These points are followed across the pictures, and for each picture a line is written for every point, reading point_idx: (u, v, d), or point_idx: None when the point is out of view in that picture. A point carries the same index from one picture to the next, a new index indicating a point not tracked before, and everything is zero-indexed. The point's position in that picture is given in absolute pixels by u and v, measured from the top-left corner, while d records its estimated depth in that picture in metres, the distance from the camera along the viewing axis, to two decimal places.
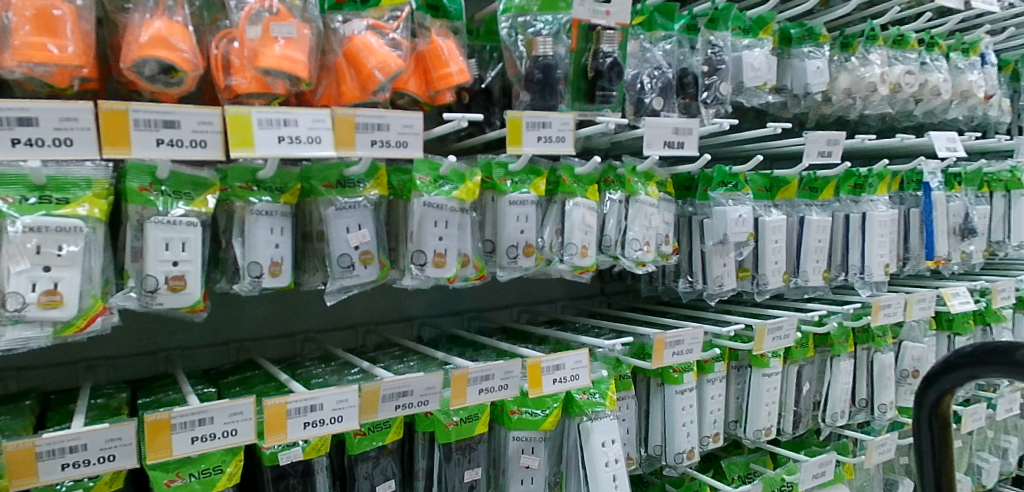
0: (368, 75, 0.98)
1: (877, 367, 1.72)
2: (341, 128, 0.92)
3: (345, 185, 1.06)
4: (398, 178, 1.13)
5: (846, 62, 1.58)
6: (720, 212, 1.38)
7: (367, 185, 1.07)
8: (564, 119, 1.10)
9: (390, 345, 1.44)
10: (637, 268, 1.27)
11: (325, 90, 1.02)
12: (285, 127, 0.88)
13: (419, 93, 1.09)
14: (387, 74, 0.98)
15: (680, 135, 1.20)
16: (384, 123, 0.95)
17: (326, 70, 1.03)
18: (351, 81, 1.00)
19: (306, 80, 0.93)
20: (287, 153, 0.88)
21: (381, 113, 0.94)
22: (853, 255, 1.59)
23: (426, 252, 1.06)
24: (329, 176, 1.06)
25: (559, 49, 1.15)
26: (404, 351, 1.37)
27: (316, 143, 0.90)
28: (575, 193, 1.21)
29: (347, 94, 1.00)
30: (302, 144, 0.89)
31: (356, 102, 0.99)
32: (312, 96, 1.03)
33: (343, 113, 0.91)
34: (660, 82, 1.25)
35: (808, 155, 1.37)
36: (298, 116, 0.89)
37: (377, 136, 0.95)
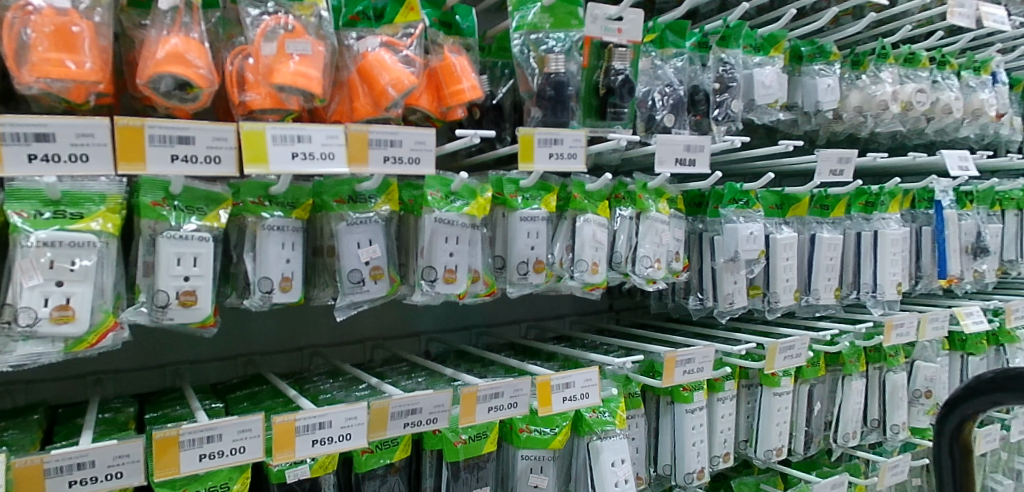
0: (381, 91, 0.99)
1: (889, 387, 1.71)
2: (354, 144, 0.92)
3: (356, 200, 1.06)
4: (409, 193, 1.13)
5: (857, 80, 1.58)
6: (731, 229, 1.38)
7: (378, 200, 1.07)
8: (575, 136, 1.09)
9: (398, 360, 1.43)
10: (647, 285, 1.26)
11: (338, 105, 1.03)
12: (298, 143, 0.88)
13: (430, 109, 1.10)
14: (400, 90, 0.98)
15: (691, 151, 1.18)
16: (397, 140, 0.95)
17: (339, 86, 1.04)
18: (364, 98, 1.00)
19: (321, 96, 0.94)
20: (301, 170, 0.88)
21: (394, 129, 0.95)
22: (865, 273, 1.58)
23: (436, 269, 1.05)
24: (341, 191, 1.06)
25: (571, 66, 1.16)
26: (412, 367, 1.37)
27: (330, 160, 0.90)
28: (586, 209, 1.20)
29: (360, 110, 1.01)
30: (316, 160, 0.89)
31: (369, 118, 1.00)
32: (325, 112, 1.04)
33: (356, 129, 0.92)
34: (672, 99, 1.25)
35: (819, 174, 1.36)
36: (312, 133, 0.89)
37: (390, 152, 0.95)
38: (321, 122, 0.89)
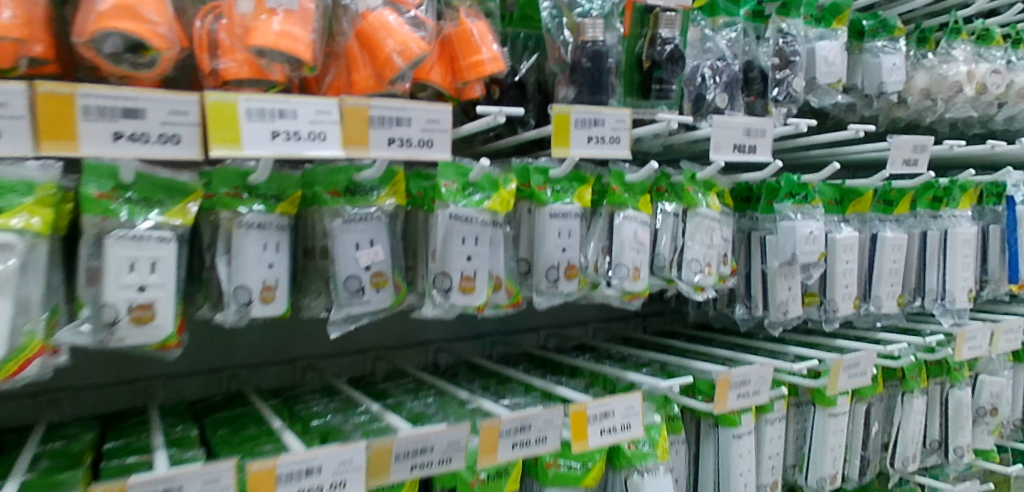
0: (385, 60, 0.81)
1: (953, 406, 1.53)
2: (352, 121, 0.74)
3: (355, 193, 0.88)
4: (417, 184, 0.96)
5: (924, 61, 1.41)
6: (788, 228, 1.20)
7: (381, 192, 0.90)
8: (619, 116, 0.90)
9: (403, 375, 1.27)
10: (694, 293, 1.08)
11: (334, 79, 0.85)
12: (281, 119, 0.69)
13: (444, 85, 0.92)
14: (408, 59, 0.80)
15: (751, 137, 1.00)
16: (404, 117, 0.77)
17: (334, 57, 0.86)
18: (365, 69, 0.82)
19: (312, 65, 0.75)
20: (284, 154, 0.70)
21: (400, 104, 0.77)
22: (931, 279, 1.40)
23: (450, 278, 0.87)
24: (336, 182, 0.88)
25: (611, 34, 0.97)
26: (418, 384, 1.20)
27: (319, 141, 0.72)
28: (626, 204, 1.02)
29: (359, 84, 0.83)
30: (303, 141, 0.71)
31: (371, 94, 0.82)
32: (318, 87, 0.86)
33: (353, 103, 0.74)
34: (725, 76, 1.07)
35: (892, 165, 1.18)
36: (299, 106, 0.70)
37: (396, 133, 0.77)
38: (310, 95, 0.71)
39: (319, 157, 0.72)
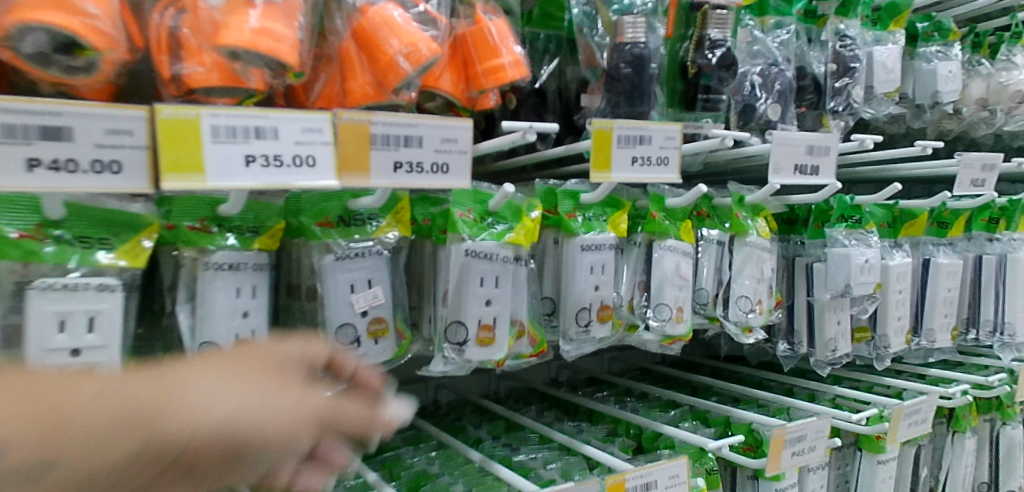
0: (387, 65, 0.66)
1: (1005, 446, 1.40)
2: (349, 142, 0.60)
3: (350, 224, 0.73)
4: (423, 210, 0.81)
5: (981, 68, 1.28)
6: (842, 255, 1.05)
7: (382, 221, 0.75)
8: (667, 132, 0.75)
9: (399, 419, 1.13)
10: (743, 336, 0.93)
11: (326, 87, 0.70)
12: (257, 140, 0.54)
13: (455, 93, 0.76)
14: (416, 64, 0.65)
15: (815, 156, 0.87)
16: (414, 136, 0.63)
17: (327, 60, 0.70)
18: (364, 75, 0.67)
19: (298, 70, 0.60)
20: (262, 185, 0.55)
21: (410, 120, 0.62)
22: (986, 308, 1.27)
23: (465, 328, 0.72)
24: (327, 210, 0.73)
25: (653, 38, 0.83)
26: (418, 433, 1.05)
27: (308, 167, 0.57)
28: (667, 232, 0.87)
29: (355, 93, 0.68)
30: (287, 168, 0.56)
31: (371, 104, 0.67)
32: (307, 97, 0.71)
33: (350, 119, 0.59)
34: (779, 84, 0.93)
35: (959, 187, 1.06)
36: (281, 123, 0.55)
37: (403, 155, 0.63)
38: (296, 109, 0.56)
39: (307, 189, 0.57)
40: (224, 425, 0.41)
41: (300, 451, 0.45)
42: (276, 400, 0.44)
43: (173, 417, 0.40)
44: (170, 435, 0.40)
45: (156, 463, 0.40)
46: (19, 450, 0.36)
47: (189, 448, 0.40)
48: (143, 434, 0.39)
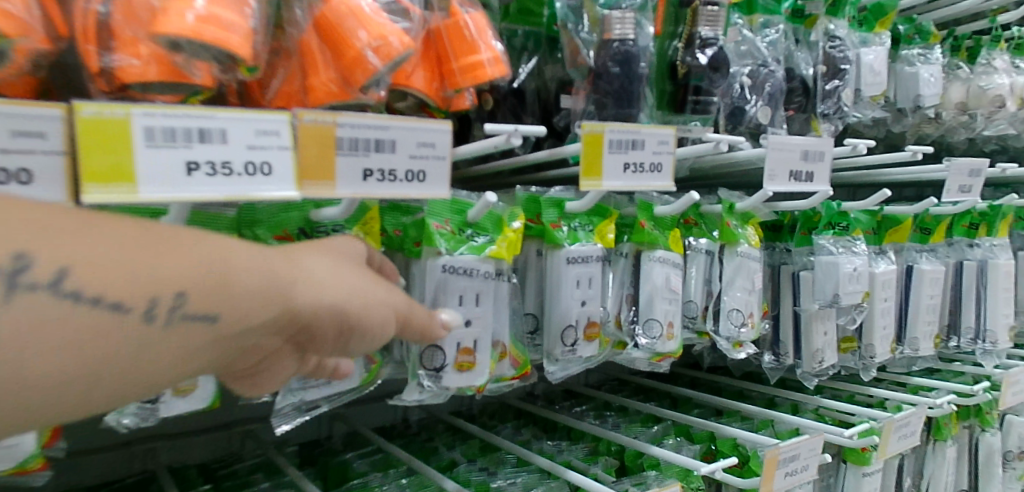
0: (353, 60, 0.59)
1: (984, 453, 1.38)
2: (310, 146, 0.53)
3: (311, 236, 0.67)
4: (393, 220, 0.74)
5: (960, 71, 1.28)
6: (830, 264, 1.01)
7: (349, 233, 0.68)
8: (661, 136, 0.70)
9: (365, 441, 1.05)
10: (733, 351, 0.89)
11: (284, 83, 0.62)
12: (200, 144, 0.47)
13: (428, 92, 0.68)
14: (386, 59, 0.58)
15: (809, 161, 0.83)
16: (384, 140, 0.56)
17: (285, 54, 0.63)
18: (327, 71, 0.60)
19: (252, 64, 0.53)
20: (209, 197, 0.48)
21: (381, 120, 0.55)
22: (968, 315, 1.25)
23: (444, 354, 0.66)
24: (285, 221, 0.67)
25: (644, 32, 0.78)
26: (387, 457, 0.98)
27: (263, 176, 0.50)
28: (656, 243, 0.81)
29: (318, 91, 0.60)
30: (237, 177, 0.49)
31: (336, 104, 0.60)
32: (262, 95, 0.63)
33: (312, 120, 0.52)
34: (769, 85, 0.89)
35: (949, 192, 1.03)
36: (230, 124, 0.48)
37: (373, 162, 0.56)
38: (248, 108, 0.49)
39: (262, 200, 0.50)
40: (337, 304, 0.49)
41: (383, 339, 0.54)
42: (371, 291, 0.52)
43: (302, 295, 0.47)
44: (300, 307, 0.47)
45: (283, 327, 0.46)
46: (197, 301, 0.41)
47: (313, 318, 0.48)
48: (284, 297, 0.46)
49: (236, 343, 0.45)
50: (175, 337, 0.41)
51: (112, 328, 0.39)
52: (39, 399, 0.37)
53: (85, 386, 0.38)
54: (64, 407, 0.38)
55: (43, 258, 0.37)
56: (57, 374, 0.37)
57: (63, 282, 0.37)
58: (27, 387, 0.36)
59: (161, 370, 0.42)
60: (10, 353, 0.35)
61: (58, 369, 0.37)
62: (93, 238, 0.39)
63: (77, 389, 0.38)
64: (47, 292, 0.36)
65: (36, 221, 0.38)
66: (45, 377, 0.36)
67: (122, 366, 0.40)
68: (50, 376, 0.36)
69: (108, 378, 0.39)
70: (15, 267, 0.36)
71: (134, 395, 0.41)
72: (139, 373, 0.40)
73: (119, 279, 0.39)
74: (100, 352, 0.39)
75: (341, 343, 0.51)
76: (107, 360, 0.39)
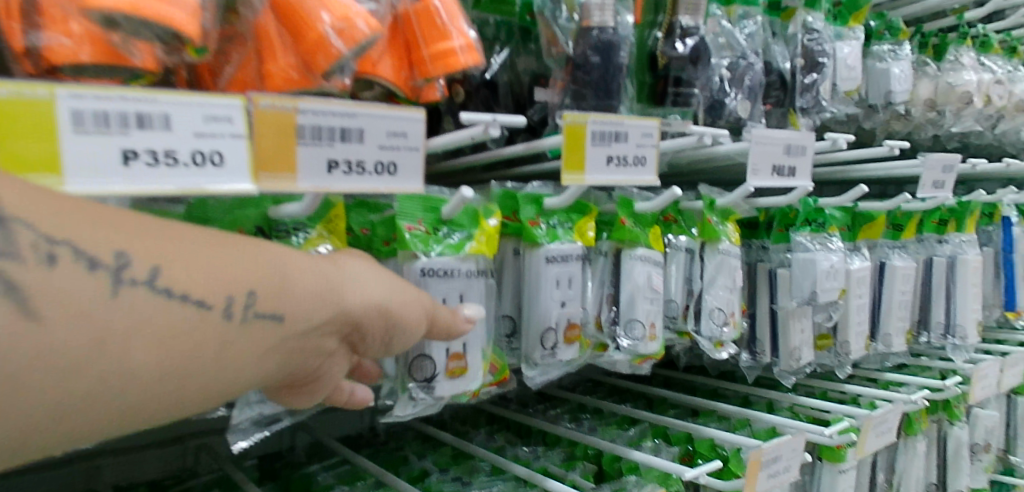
0: (314, 44, 0.54)
1: (953, 446, 1.39)
2: (266, 134, 0.48)
3: (270, 235, 0.63)
4: (359, 217, 0.69)
5: (928, 68, 1.27)
6: (807, 261, 1.00)
7: (312, 232, 0.63)
8: (645, 128, 0.67)
9: (330, 452, 1.00)
10: (715, 351, 0.86)
11: (238, 70, 0.56)
12: (139, 130, 0.42)
13: (397, 82, 0.63)
14: (351, 43, 0.54)
15: (791, 156, 0.81)
16: (351, 129, 0.51)
17: (238, 40, 0.56)
18: (286, 55, 0.56)
19: (199, 44, 0.47)
20: (150, 189, 0.43)
21: (347, 108, 0.51)
22: (938, 311, 1.25)
23: (433, 364, 0.63)
24: (241, 219, 0.61)
25: (622, 20, 0.74)
26: (353, 469, 0.92)
27: (212, 167, 0.45)
28: (637, 240, 0.78)
29: (275, 78, 0.56)
30: (183, 167, 0.44)
31: (296, 92, 0.55)
32: (214, 83, 0.57)
33: (268, 105, 0.48)
34: (748, 78, 0.87)
35: (923, 187, 1.03)
36: (174, 109, 0.44)
37: (339, 152, 0.51)
38: (195, 91, 0.44)
39: (211, 194, 0.45)
40: (385, 301, 0.51)
41: (420, 337, 0.55)
42: (410, 289, 0.54)
43: (354, 295, 0.49)
44: (355, 307, 0.49)
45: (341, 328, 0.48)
46: (266, 300, 0.43)
47: (367, 315, 0.50)
48: (339, 298, 0.48)
49: (301, 344, 0.46)
50: (249, 335, 0.43)
51: (196, 325, 0.40)
52: (135, 397, 0.38)
53: (176, 383, 0.39)
54: (156, 405, 0.39)
55: (135, 255, 0.38)
56: (152, 369, 0.38)
57: (156, 279, 0.38)
58: (127, 381, 0.37)
59: (238, 370, 0.43)
60: (111, 350, 0.36)
61: (154, 364, 0.38)
62: (174, 242, 0.41)
63: (167, 386, 0.39)
64: (145, 288, 0.38)
65: (114, 224, 0.39)
66: (142, 372, 0.38)
67: (207, 366, 0.41)
68: (146, 371, 0.38)
69: (196, 376, 0.40)
70: (116, 264, 0.37)
71: (215, 395, 0.42)
72: (222, 373, 0.42)
73: (201, 279, 0.40)
74: (188, 352, 0.40)
75: (387, 341, 0.53)
76: (195, 359, 0.40)
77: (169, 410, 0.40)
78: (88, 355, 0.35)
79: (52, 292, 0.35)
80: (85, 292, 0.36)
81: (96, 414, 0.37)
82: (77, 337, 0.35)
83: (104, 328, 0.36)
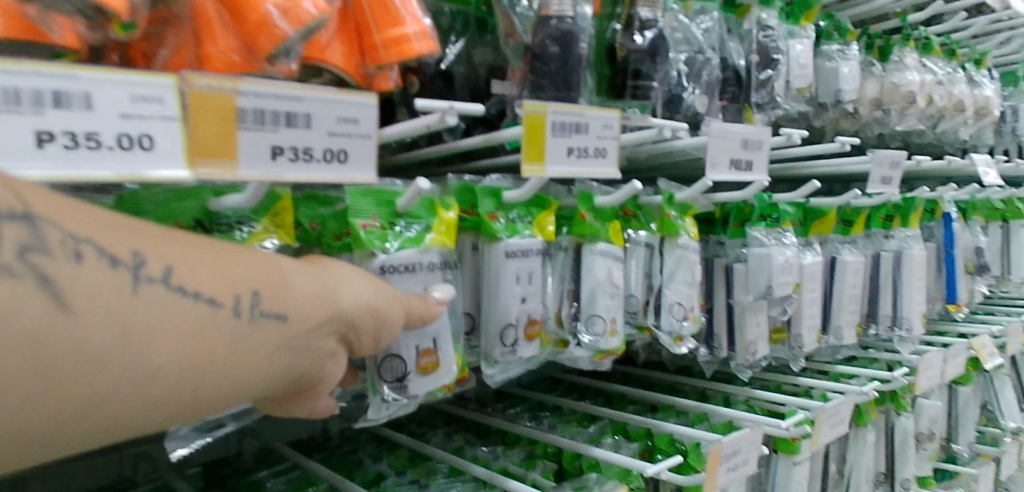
0: (257, 26, 0.52)
1: (900, 436, 1.43)
2: (201, 116, 0.45)
3: (212, 229, 0.59)
4: (309, 211, 0.66)
5: (874, 68, 1.29)
6: (763, 255, 1.00)
7: (257, 226, 0.61)
8: (604, 120, 0.66)
9: (280, 457, 0.96)
10: (674, 346, 0.85)
11: (173, 54, 0.54)
12: (56, 110, 0.40)
13: (347, 69, 0.61)
14: (297, 23, 0.52)
15: (749, 150, 0.81)
16: (297, 113, 0.49)
17: (173, 22, 0.54)
18: (225, 38, 0.53)
19: (125, 20, 0.47)
20: (69, 173, 0.41)
21: (293, 91, 0.49)
22: (885, 304, 1.28)
23: (402, 363, 0.61)
24: (178, 211, 0.58)
25: (581, 11, 0.73)
26: (304, 473, 0.89)
27: (140, 150, 0.43)
28: (597, 235, 0.77)
29: (215, 61, 0.53)
30: (107, 151, 0.42)
31: (238, 76, 0.53)
32: (148, 65, 0.55)
33: (202, 85, 0.45)
34: (705, 73, 0.87)
35: (873, 183, 1.05)
36: (96, 87, 0.41)
37: (284, 138, 0.49)
38: (121, 68, 0.42)
39: (139, 179, 0.43)
40: (372, 301, 0.54)
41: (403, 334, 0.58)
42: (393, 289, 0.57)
43: (346, 297, 0.52)
44: (348, 308, 0.52)
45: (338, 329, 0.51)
46: (269, 300, 0.47)
47: (358, 314, 0.52)
48: (331, 299, 0.51)
49: (304, 344, 0.49)
50: (257, 334, 0.46)
51: (211, 323, 0.43)
52: (154, 391, 0.40)
53: (195, 380, 0.42)
54: (178, 403, 0.42)
55: (150, 256, 0.42)
56: (174, 366, 0.41)
57: (172, 278, 0.42)
58: (151, 378, 0.40)
59: (250, 371, 0.45)
60: (138, 346, 0.39)
61: (175, 361, 0.41)
62: (183, 247, 0.44)
63: (187, 382, 0.42)
64: (162, 285, 0.41)
65: (130, 230, 0.42)
66: (165, 368, 0.40)
67: (222, 363, 0.44)
68: (168, 367, 0.41)
69: (213, 373, 0.43)
70: (134, 263, 0.41)
71: (229, 394, 0.45)
72: (235, 372, 0.44)
73: (210, 280, 0.44)
74: (206, 350, 0.43)
75: (377, 338, 0.56)
76: (211, 357, 0.43)
77: (189, 407, 0.43)
78: (118, 349, 0.38)
79: (84, 288, 0.38)
80: (112, 289, 0.39)
81: (126, 410, 0.40)
82: (106, 330, 0.38)
83: (132, 325, 0.39)
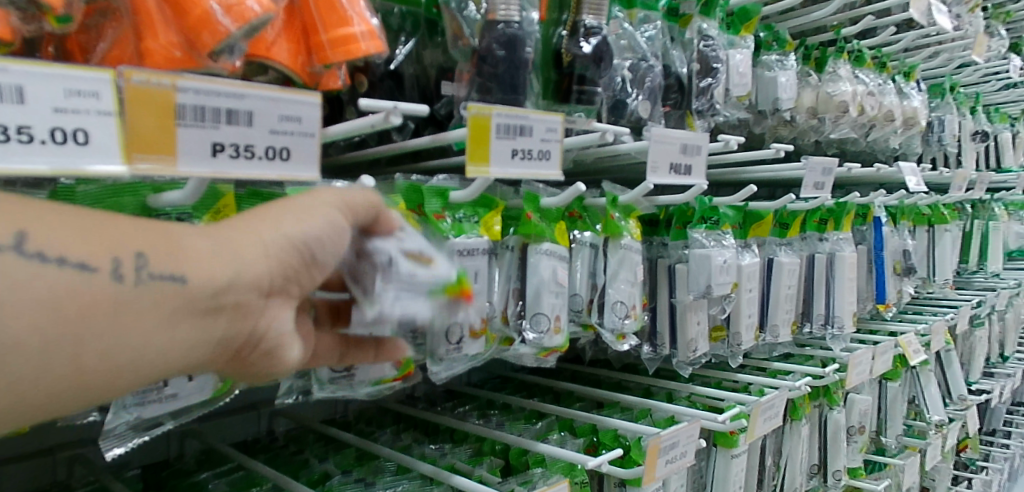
0: (198, 20, 0.52)
1: (832, 429, 1.49)
2: (140, 112, 0.46)
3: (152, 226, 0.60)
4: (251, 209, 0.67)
5: (810, 77, 1.36)
6: (702, 255, 1.04)
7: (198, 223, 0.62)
8: (548, 123, 0.68)
9: (220, 456, 0.96)
10: (616, 343, 0.88)
11: (113, 46, 0.54)
12: None
13: (293, 67, 0.62)
14: (240, 20, 0.52)
15: (688, 154, 0.85)
16: (240, 110, 0.50)
17: (113, 15, 0.54)
18: (167, 33, 0.53)
19: (62, 13, 0.48)
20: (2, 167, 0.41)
21: (236, 88, 0.50)
22: (819, 303, 1.34)
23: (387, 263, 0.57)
24: (116, 207, 0.58)
25: (528, 17, 0.75)
26: (245, 472, 0.89)
27: (79, 145, 0.44)
28: (543, 235, 0.79)
29: (156, 57, 0.53)
30: (46, 147, 0.42)
31: (178, 71, 0.53)
32: (85, 59, 0.55)
33: (136, 79, 0.45)
34: (649, 80, 0.90)
35: (806, 188, 1.09)
36: (30, 81, 0.41)
37: (225, 136, 0.50)
38: (56, 63, 0.43)
39: (75, 173, 0.43)
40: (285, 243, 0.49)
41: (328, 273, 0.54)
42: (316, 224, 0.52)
43: (252, 246, 0.48)
44: (259, 259, 0.47)
45: (253, 283, 0.47)
46: (157, 259, 0.43)
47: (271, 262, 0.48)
48: (236, 253, 0.47)
49: (213, 304, 0.45)
50: (144, 300, 0.42)
51: (82, 289, 0.40)
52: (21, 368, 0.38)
53: (70, 352, 0.40)
54: (55, 380, 0.40)
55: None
56: (37, 337, 0.38)
57: (27, 245, 0.39)
58: (10, 354, 0.38)
59: (146, 338, 0.43)
60: None
61: (36, 334, 0.38)
62: (46, 216, 0.42)
63: (61, 356, 0.39)
64: (14, 254, 0.39)
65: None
66: (26, 341, 0.38)
67: (100, 331, 0.41)
68: (31, 339, 0.38)
69: (93, 342, 0.40)
70: None
71: (124, 366, 0.42)
72: (124, 341, 0.42)
73: (76, 246, 0.41)
74: (76, 317, 0.40)
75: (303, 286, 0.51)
76: (85, 325, 0.40)
77: (76, 382, 0.41)
78: None
79: None
80: None
81: None
82: None
83: None
